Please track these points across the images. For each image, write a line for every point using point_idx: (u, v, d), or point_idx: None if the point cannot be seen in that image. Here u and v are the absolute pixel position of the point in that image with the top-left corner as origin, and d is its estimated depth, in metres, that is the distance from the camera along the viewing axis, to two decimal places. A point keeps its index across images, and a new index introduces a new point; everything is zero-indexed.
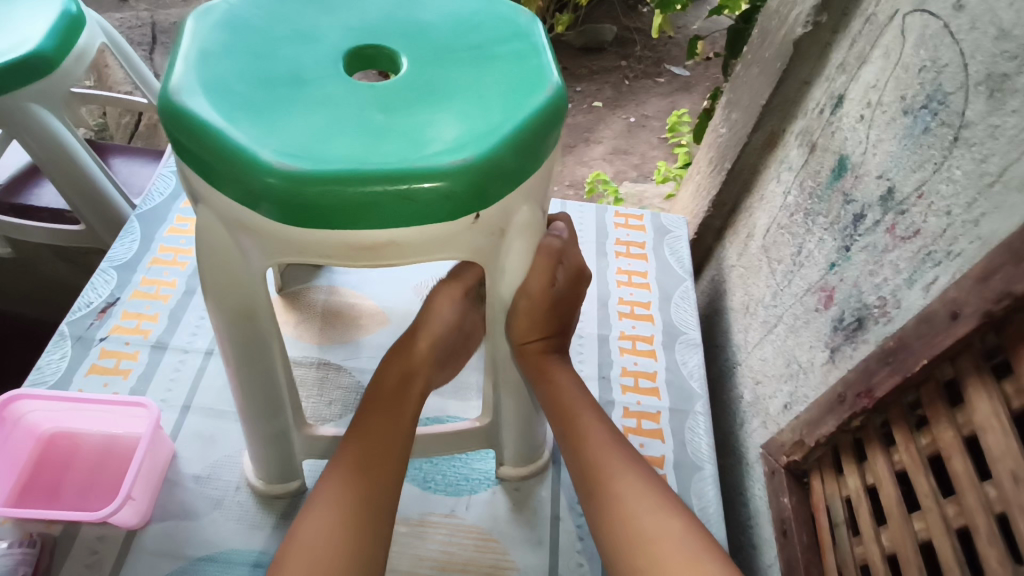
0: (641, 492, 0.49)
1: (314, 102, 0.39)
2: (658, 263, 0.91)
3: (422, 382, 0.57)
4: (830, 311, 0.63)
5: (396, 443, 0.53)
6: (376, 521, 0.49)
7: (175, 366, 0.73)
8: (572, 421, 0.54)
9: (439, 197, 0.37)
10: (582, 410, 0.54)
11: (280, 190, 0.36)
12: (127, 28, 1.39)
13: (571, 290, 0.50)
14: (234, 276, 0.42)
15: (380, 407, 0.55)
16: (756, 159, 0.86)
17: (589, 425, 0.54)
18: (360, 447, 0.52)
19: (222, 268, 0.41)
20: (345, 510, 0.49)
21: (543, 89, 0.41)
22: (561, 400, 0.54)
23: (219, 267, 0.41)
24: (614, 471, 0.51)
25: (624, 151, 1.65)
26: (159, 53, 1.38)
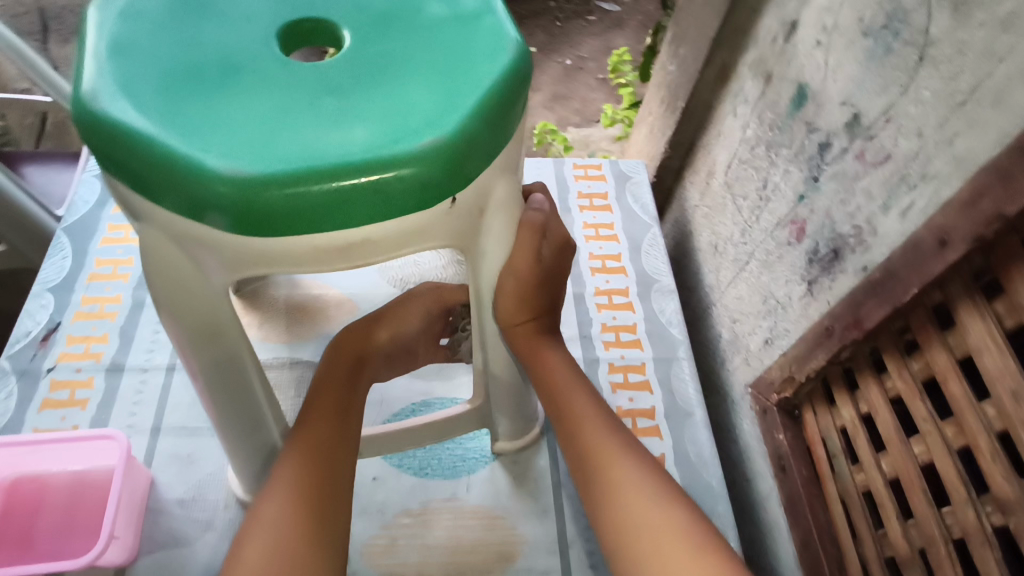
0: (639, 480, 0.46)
1: (254, 91, 0.35)
2: (623, 212, 0.89)
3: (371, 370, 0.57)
4: (803, 244, 0.63)
5: (345, 421, 0.51)
6: (328, 498, 0.47)
7: (136, 389, 0.68)
8: (564, 402, 0.51)
9: (413, 185, 0.34)
10: (571, 391, 0.52)
11: (235, 200, 0.32)
12: (10, 18, 1.26)
13: (559, 263, 0.48)
14: (194, 296, 0.38)
15: (333, 387, 0.53)
16: (709, 95, 0.84)
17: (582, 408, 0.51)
18: (312, 428, 0.50)
19: (177, 290, 0.38)
20: (300, 489, 0.46)
21: (505, 51, 0.38)
22: (552, 380, 0.52)
23: (173, 288, 0.37)
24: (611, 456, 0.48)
25: (565, 95, 1.61)
26: (53, 42, 1.25)
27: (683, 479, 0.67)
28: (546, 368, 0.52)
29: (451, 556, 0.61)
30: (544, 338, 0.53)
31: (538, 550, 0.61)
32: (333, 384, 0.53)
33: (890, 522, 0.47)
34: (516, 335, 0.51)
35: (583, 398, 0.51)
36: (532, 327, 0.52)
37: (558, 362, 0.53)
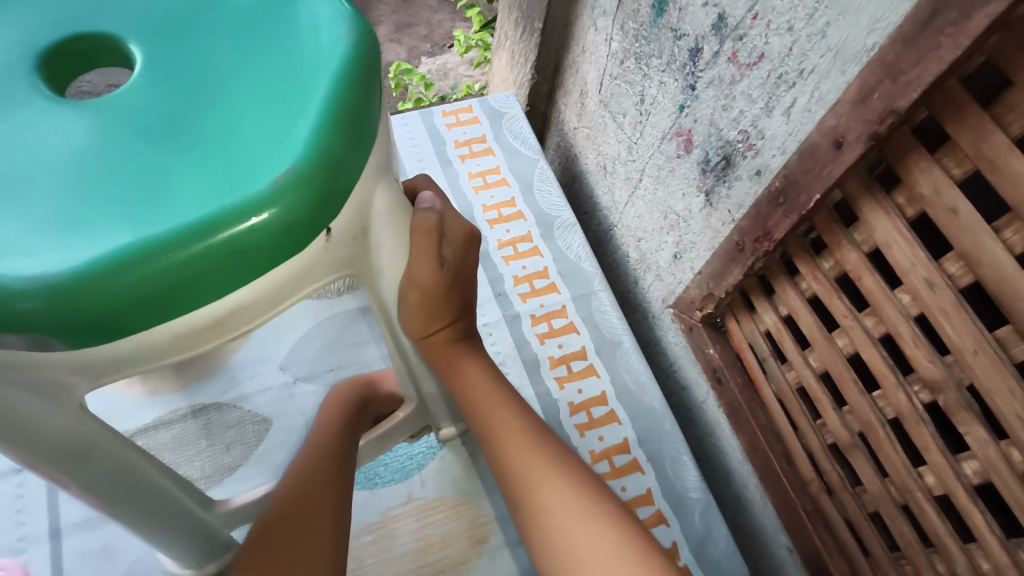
0: (567, 501, 0.40)
1: (33, 160, 0.27)
2: (506, 153, 0.85)
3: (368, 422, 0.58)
4: (693, 155, 0.62)
5: (334, 467, 0.49)
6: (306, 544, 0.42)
7: (15, 494, 0.59)
8: (488, 420, 0.45)
9: (276, 231, 0.28)
10: (494, 407, 0.45)
11: (50, 311, 0.25)
12: None
13: (466, 256, 0.43)
14: (46, 422, 0.31)
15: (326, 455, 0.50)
16: (565, 10, 0.79)
17: (507, 427, 0.44)
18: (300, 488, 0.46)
19: (18, 428, 0.30)
20: (281, 541, 0.42)
21: (342, 34, 0.32)
22: (472, 395, 0.46)
23: (12, 430, 0.30)
24: (538, 478, 0.42)
25: (409, 24, 1.49)
26: None
27: (628, 410, 0.68)
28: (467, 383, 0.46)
29: (422, 559, 0.58)
30: (465, 349, 0.47)
31: (508, 523, 0.60)
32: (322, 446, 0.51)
33: (827, 414, 0.49)
34: (435, 348, 0.46)
35: (506, 414, 0.45)
36: (448, 334, 0.46)
37: (481, 359, 0.48)
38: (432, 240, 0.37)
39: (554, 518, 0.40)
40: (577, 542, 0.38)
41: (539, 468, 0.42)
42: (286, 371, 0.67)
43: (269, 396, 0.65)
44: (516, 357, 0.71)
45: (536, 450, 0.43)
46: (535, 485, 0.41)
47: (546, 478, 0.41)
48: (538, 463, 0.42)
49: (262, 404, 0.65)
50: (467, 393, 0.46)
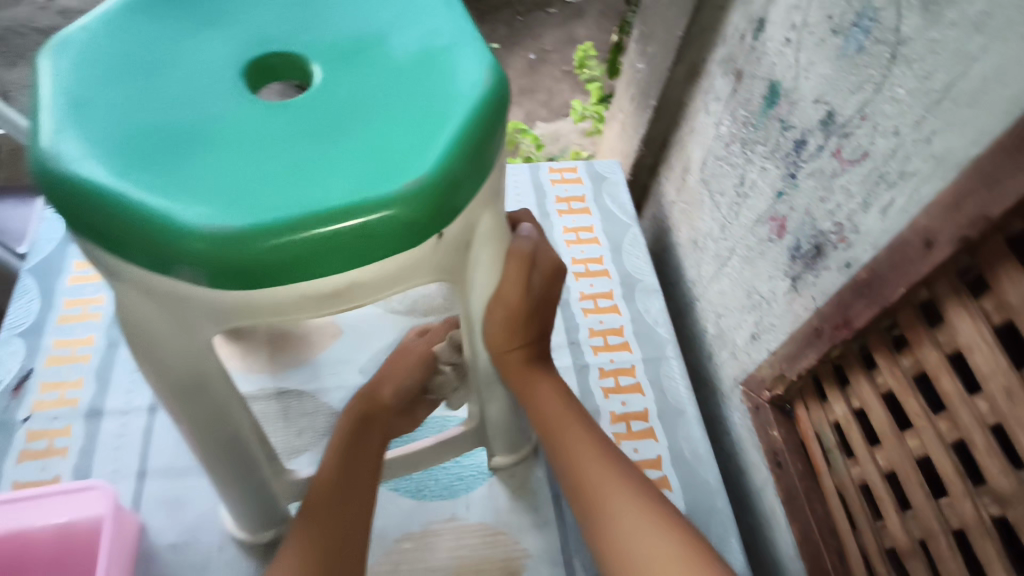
0: (632, 513, 0.45)
1: (224, 140, 0.34)
2: (601, 214, 0.89)
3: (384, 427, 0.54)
4: (785, 240, 0.64)
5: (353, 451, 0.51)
6: (356, 529, 0.48)
7: (117, 432, 0.66)
8: (559, 434, 0.51)
9: (398, 227, 0.33)
10: (565, 422, 0.51)
11: (214, 255, 0.31)
12: None
13: (552, 288, 0.47)
14: (178, 351, 0.37)
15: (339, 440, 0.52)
16: (680, 92, 0.84)
17: (578, 441, 0.50)
18: (332, 472, 0.50)
19: (150, 344, 0.37)
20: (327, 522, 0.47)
21: (482, 79, 0.38)
22: (544, 410, 0.52)
23: (145, 341, 0.36)
24: (605, 488, 0.47)
25: (531, 89, 1.60)
26: None
27: (681, 479, 0.68)
28: (538, 399, 0.52)
29: None
30: (538, 369, 0.52)
31: (542, 563, 0.61)
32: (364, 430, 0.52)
33: (889, 515, 0.48)
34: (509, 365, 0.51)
35: (577, 430, 0.50)
36: (523, 355, 0.51)
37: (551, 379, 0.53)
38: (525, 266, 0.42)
39: (623, 525, 0.45)
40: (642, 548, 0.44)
41: (609, 479, 0.47)
42: (364, 373, 0.72)
43: (345, 393, 0.70)
44: None
45: (605, 463, 0.48)
46: (607, 493, 0.47)
47: (617, 488, 0.47)
48: (609, 477, 0.47)
49: (337, 399, 0.70)
50: (540, 409, 0.52)
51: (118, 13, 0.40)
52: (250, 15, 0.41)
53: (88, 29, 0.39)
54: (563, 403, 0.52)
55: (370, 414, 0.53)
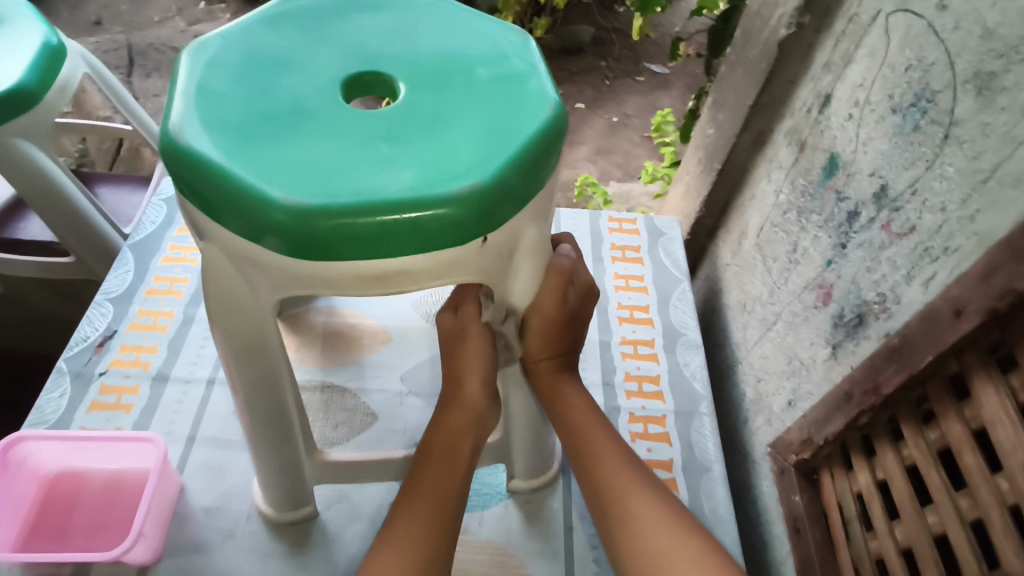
0: (654, 514, 0.50)
1: (316, 134, 0.40)
2: (654, 266, 0.91)
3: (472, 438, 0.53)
4: (829, 308, 0.64)
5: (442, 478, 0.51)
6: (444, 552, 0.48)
7: (177, 398, 0.73)
8: (585, 444, 0.55)
9: (448, 225, 0.38)
10: (592, 430, 0.56)
11: (291, 226, 0.36)
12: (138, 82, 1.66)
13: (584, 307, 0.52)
14: (244, 310, 0.42)
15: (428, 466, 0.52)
16: (745, 159, 0.87)
17: (603, 447, 0.55)
18: (420, 492, 0.50)
19: (223, 302, 0.42)
20: (415, 539, 0.48)
21: (542, 110, 0.42)
22: (572, 417, 0.56)
23: (223, 300, 0.42)
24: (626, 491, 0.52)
25: (608, 149, 1.66)
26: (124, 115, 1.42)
27: None
28: (568, 408, 0.56)
29: None
30: (566, 379, 0.57)
31: None
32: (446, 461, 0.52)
33: None
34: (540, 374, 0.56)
35: (603, 438, 0.55)
36: (553, 365, 0.57)
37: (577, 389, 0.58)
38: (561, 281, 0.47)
39: (639, 526, 0.50)
40: (657, 543, 0.49)
41: (630, 486, 0.52)
42: (404, 381, 0.76)
43: (384, 396, 0.74)
44: None
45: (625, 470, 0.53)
46: (626, 495, 0.52)
47: (634, 494, 0.52)
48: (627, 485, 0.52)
49: (375, 400, 0.74)
50: (567, 416, 0.56)
51: (247, 23, 0.47)
52: (353, 35, 0.47)
53: (223, 34, 0.46)
54: (589, 415, 0.57)
55: (451, 441, 0.52)
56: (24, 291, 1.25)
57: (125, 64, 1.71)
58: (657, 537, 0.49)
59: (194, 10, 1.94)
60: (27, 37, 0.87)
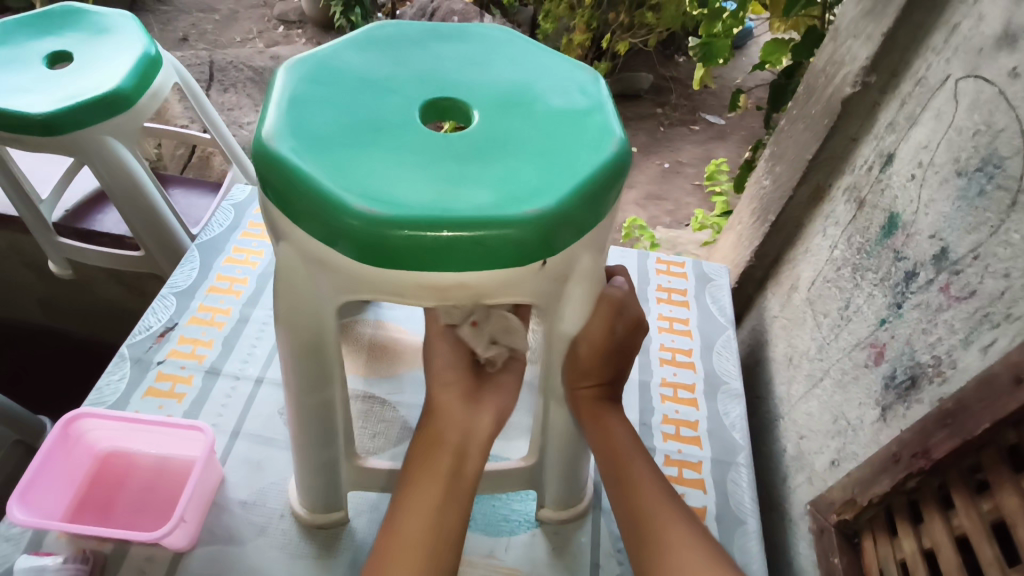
0: (688, 545, 0.50)
1: (393, 152, 0.42)
2: (699, 310, 0.91)
3: (459, 424, 0.55)
4: (881, 368, 0.63)
5: (438, 461, 0.53)
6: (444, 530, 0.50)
7: (226, 393, 0.75)
8: (623, 471, 0.56)
9: (511, 245, 0.39)
10: (630, 456, 0.56)
11: (364, 233, 0.39)
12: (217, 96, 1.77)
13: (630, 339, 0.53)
14: (308, 309, 0.44)
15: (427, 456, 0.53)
16: (800, 213, 0.87)
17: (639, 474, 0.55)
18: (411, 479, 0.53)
19: (289, 299, 0.44)
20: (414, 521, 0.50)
21: (607, 147, 0.44)
22: (612, 442, 0.57)
23: (290, 298, 0.44)
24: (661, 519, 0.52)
25: (658, 196, 1.68)
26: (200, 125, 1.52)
27: None
28: (609, 434, 0.57)
29: None
30: (608, 410, 0.58)
31: None
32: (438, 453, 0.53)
33: None
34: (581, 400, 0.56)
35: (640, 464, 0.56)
36: (595, 393, 0.57)
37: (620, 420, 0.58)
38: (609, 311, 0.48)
39: (672, 552, 0.50)
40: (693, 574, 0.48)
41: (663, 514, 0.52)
42: None
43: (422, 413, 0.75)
44: None
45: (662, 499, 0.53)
46: (659, 522, 0.52)
47: (667, 522, 0.52)
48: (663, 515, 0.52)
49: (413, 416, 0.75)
50: (607, 443, 0.57)
51: (338, 45, 0.50)
52: (433, 62, 0.50)
53: (315, 54, 0.49)
54: (627, 446, 0.57)
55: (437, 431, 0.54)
56: (93, 279, 1.32)
57: (206, 78, 1.82)
58: (691, 567, 0.48)
59: (273, 34, 2.07)
60: (128, 45, 0.94)
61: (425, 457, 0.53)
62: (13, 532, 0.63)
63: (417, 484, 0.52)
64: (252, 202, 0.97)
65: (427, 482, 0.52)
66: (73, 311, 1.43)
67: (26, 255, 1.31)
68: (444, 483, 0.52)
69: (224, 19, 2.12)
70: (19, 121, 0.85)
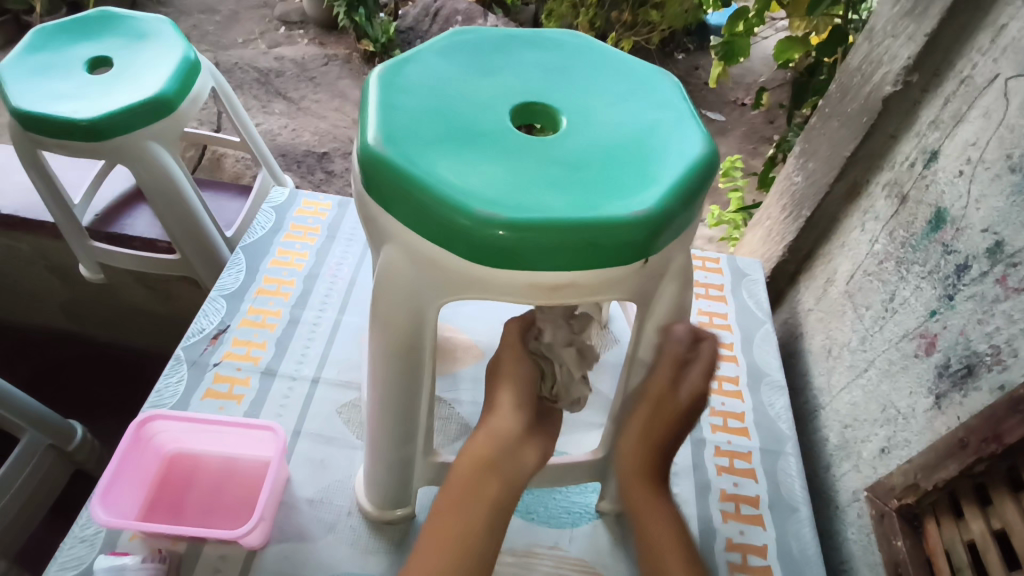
0: None
1: (498, 155, 0.44)
2: (737, 304, 0.93)
3: (518, 447, 0.56)
4: (932, 358, 0.65)
5: (491, 477, 0.54)
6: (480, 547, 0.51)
7: (284, 393, 0.77)
8: None
9: (622, 243, 0.41)
10: None
11: (482, 234, 0.40)
12: None
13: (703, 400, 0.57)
14: (409, 308, 0.46)
15: (474, 472, 0.54)
16: (835, 209, 0.88)
17: None
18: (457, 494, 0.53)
19: (388, 297, 0.45)
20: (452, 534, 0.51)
21: (700, 148, 0.46)
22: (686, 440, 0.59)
23: (390, 297, 0.45)
24: None
25: None
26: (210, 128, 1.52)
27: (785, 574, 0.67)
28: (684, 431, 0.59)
29: None
30: None
31: None
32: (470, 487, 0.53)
33: None
34: None
35: None
36: None
37: None
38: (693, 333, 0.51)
39: None
40: None
41: None
42: None
43: (477, 409, 0.77)
44: (689, 475, 0.75)
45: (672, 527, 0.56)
46: None
47: None
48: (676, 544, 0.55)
49: (469, 412, 0.77)
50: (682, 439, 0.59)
51: (423, 51, 0.51)
52: (517, 69, 0.51)
53: (404, 60, 0.50)
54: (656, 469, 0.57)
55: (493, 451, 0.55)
56: (118, 283, 1.32)
57: None
58: None
59: (274, 35, 2.05)
60: (168, 52, 0.95)
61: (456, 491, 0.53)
62: (87, 533, 0.64)
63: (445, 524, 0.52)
64: (293, 205, 0.98)
65: (464, 495, 0.53)
66: (95, 315, 1.42)
67: (49, 261, 1.30)
68: (487, 500, 0.52)
69: (225, 20, 2.10)
70: (66, 127, 0.86)
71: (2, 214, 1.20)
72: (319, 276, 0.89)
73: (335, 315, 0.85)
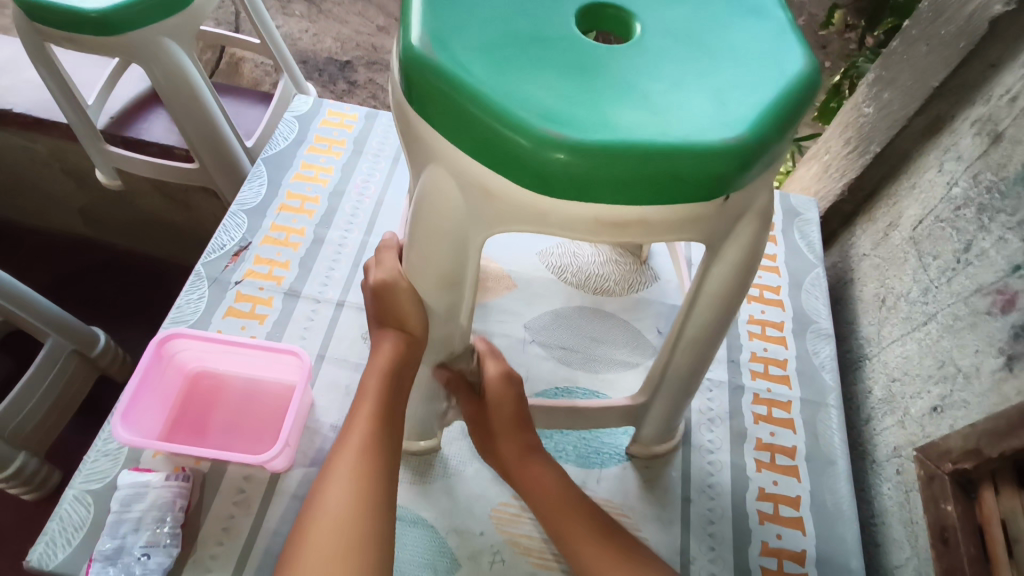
0: None
1: (562, 64, 0.37)
2: (787, 246, 0.87)
3: (397, 406, 0.53)
4: (1009, 317, 0.60)
5: (380, 433, 0.50)
6: (379, 511, 0.46)
7: (308, 315, 0.74)
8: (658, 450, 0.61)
9: (704, 176, 0.36)
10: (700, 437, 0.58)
11: (542, 158, 0.35)
12: None
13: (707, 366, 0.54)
14: (443, 232, 0.42)
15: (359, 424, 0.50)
16: (909, 145, 0.80)
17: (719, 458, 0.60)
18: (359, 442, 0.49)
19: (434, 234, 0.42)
20: (350, 480, 0.47)
21: (801, 66, 0.39)
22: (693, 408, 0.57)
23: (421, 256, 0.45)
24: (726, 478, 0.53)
25: None
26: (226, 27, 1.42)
27: (817, 526, 0.65)
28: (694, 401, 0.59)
29: None
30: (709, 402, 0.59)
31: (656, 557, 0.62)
32: (372, 422, 0.50)
33: None
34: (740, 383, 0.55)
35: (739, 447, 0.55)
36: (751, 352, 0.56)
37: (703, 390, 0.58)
38: (730, 297, 0.46)
39: None
40: None
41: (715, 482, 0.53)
42: (529, 330, 0.75)
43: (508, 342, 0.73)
44: (725, 422, 0.72)
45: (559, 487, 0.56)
46: None
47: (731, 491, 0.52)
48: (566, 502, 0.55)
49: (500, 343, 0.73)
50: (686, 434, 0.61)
51: None
52: None
53: None
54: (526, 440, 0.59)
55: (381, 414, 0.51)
56: (135, 190, 1.28)
57: None
58: None
59: None
60: None
61: (357, 423, 0.50)
62: (109, 447, 0.63)
63: (342, 456, 0.48)
64: (317, 115, 0.92)
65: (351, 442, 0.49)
66: (114, 222, 1.40)
67: (65, 163, 1.26)
68: (362, 448, 0.48)
69: None
70: (75, 18, 0.79)
71: (13, 112, 1.15)
72: (345, 194, 0.84)
73: (360, 237, 0.81)
